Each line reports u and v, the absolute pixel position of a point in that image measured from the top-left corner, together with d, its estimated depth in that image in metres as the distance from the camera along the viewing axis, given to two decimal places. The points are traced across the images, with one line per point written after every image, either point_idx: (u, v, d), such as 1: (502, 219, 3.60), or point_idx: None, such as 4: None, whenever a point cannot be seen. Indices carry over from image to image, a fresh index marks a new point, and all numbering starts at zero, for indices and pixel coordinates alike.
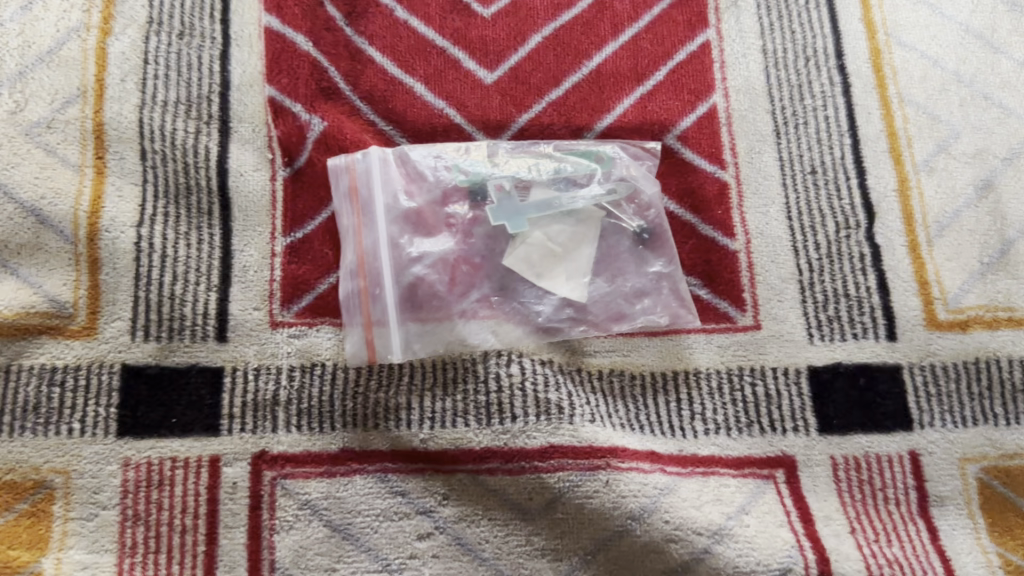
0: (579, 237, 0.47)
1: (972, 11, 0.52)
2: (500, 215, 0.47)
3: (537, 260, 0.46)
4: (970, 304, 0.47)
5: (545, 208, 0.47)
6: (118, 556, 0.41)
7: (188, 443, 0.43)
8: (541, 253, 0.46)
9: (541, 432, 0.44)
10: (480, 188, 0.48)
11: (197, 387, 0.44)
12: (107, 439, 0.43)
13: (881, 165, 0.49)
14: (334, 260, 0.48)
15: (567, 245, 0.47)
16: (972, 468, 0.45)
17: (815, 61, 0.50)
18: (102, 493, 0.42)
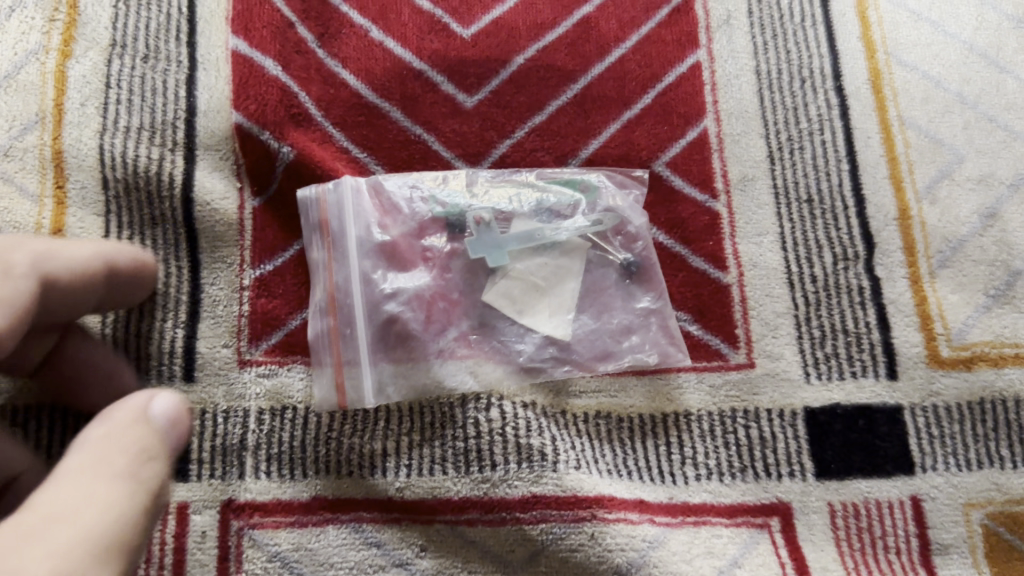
0: (562, 271, 0.45)
1: (976, 28, 0.50)
2: (479, 250, 0.45)
3: (518, 295, 0.44)
4: (975, 340, 0.45)
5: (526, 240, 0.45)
6: None
7: None
8: (523, 287, 0.44)
9: (522, 481, 0.42)
10: (458, 220, 0.45)
11: None
12: None
13: (881, 192, 0.46)
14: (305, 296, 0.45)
15: (550, 279, 0.45)
16: (976, 514, 0.43)
17: (811, 82, 0.48)
18: None
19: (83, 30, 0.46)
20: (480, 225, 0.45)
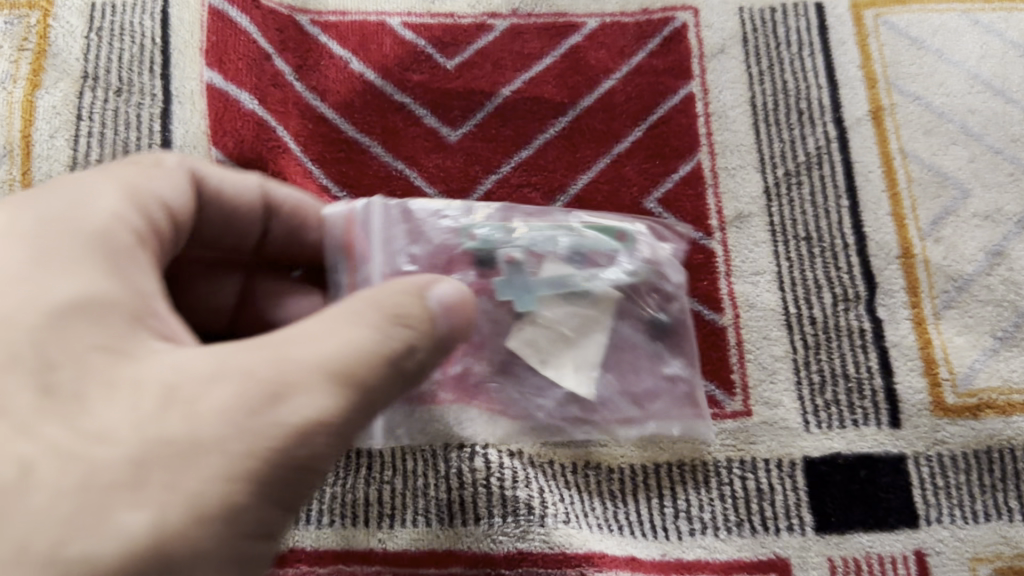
0: (590, 322, 0.41)
1: (981, 56, 0.48)
2: (510, 292, 0.41)
3: (544, 345, 0.41)
4: (982, 386, 0.43)
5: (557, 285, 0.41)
6: None
7: None
8: (549, 338, 0.41)
9: (508, 536, 0.40)
10: (490, 256, 0.41)
11: None
12: None
13: (883, 228, 0.44)
14: None
15: (578, 329, 0.41)
16: (984, 569, 0.41)
17: (809, 114, 0.46)
18: None
19: (54, 61, 0.45)
20: (512, 265, 0.41)
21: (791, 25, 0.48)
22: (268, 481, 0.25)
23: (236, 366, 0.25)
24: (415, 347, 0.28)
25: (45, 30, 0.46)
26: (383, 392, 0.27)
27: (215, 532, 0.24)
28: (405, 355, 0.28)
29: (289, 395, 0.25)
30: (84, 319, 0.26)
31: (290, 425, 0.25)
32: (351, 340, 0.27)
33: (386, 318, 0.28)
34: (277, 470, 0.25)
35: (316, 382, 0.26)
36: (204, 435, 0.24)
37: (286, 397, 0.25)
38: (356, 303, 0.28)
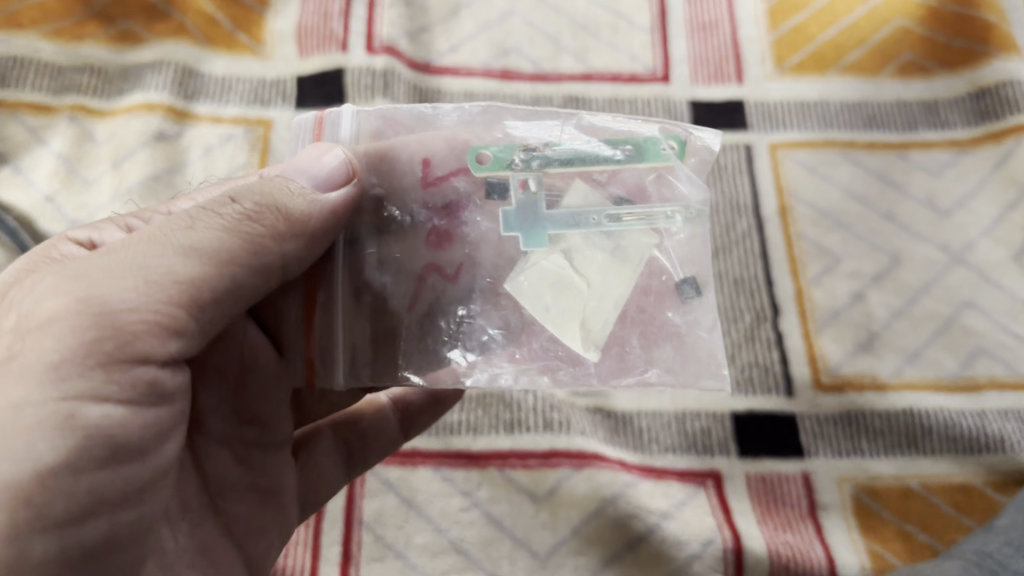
0: (606, 271, 0.48)
1: (852, 179, 0.73)
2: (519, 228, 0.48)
3: (548, 288, 0.48)
4: (847, 373, 0.67)
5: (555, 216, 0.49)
6: None
7: None
8: (552, 279, 0.48)
9: (546, 441, 0.64)
10: (500, 187, 0.49)
11: None
12: None
13: (785, 278, 0.70)
14: None
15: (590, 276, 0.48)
16: (847, 485, 0.63)
17: (740, 210, 0.73)
18: None
19: (273, 158, 0.72)
20: (523, 195, 0.49)
21: (730, 156, 0.75)
22: (99, 324, 0.35)
23: (80, 260, 0.38)
24: (237, 212, 0.40)
25: (266, 138, 0.73)
26: (226, 249, 0.38)
27: (53, 364, 0.34)
28: (243, 215, 0.40)
29: (103, 270, 0.36)
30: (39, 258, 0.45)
31: (100, 282, 0.36)
32: (166, 226, 0.38)
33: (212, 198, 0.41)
34: (114, 308, 0.35)
35: (132, 252, 0.37)
36: (42, 310, 0.36)
37: (93, 270, 0.36)
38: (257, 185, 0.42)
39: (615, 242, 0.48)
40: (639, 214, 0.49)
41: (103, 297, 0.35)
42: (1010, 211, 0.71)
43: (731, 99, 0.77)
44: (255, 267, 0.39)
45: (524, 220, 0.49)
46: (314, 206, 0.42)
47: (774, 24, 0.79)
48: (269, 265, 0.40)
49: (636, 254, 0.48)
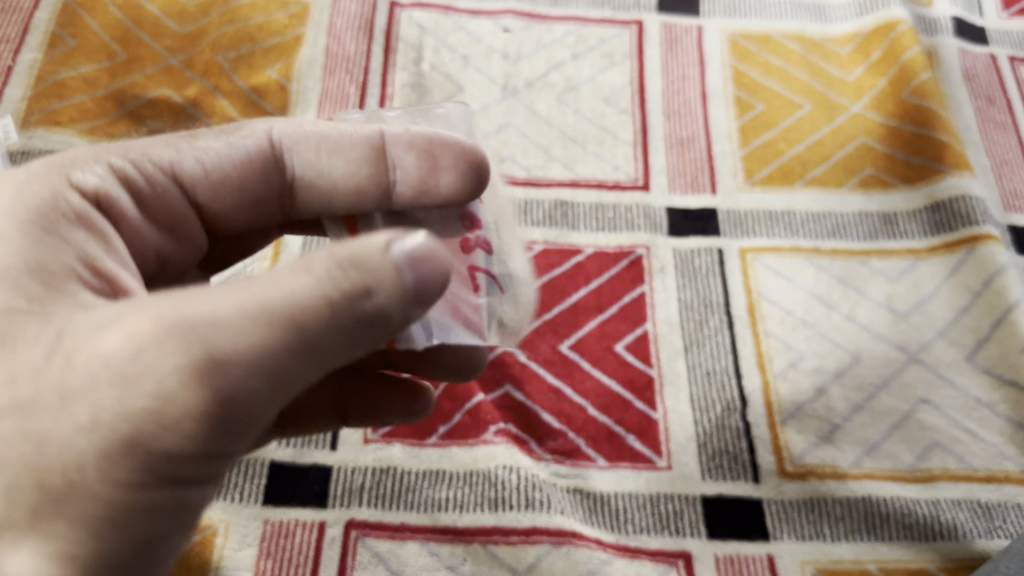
0: None
1: (816, 281, 0.79)
2: None
3: None
4: (809, 461, 0.71)
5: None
6: (258, 551, 0.66)
7: (308, 511, 0.68)
8: None
9: (527, 518, 0.68)
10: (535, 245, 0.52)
11: (314, 480, 0.70)
12: (255, 503, 0.68)
13: (752, 372, 0.75)
14: None
15: None
16: (809, 568, 0.67)
17: (712, 308, 0.78)
18: (249, 536, 0.67)
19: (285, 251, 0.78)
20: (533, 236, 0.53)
21: (703, 258, 0.81)
22: (225, 431, 0.37)
23: (198, 317, 0.36)
24: (363, 308, 0.38)
25: None
26: (329, 345, 0.38)
27: (175, 464, 0.36)
28: (365, 315, 0.38)
29: (240, 360, 0.36)
30: (59, 227, 0.44)
31: (234, 378, 0.36)
32: (302, 304, 0.36)
33: (347, 272, 0.37)
34: (235, 411, 0.36)
35: (256, 335, 0.36)
36: (172, 391, 0.35)
37: (229, 355, 0.36)
38: (360, 148, 0.52)
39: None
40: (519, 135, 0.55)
41: (230, 399, 0.36)
42: (962, 314, 0.77)
43: (707, 207, 0.83)
44: (334, 339, 0.38)
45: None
46: (401, 298, 0.38)
47: (746, 139, 0.86)
48: (358, 349, 0.39)
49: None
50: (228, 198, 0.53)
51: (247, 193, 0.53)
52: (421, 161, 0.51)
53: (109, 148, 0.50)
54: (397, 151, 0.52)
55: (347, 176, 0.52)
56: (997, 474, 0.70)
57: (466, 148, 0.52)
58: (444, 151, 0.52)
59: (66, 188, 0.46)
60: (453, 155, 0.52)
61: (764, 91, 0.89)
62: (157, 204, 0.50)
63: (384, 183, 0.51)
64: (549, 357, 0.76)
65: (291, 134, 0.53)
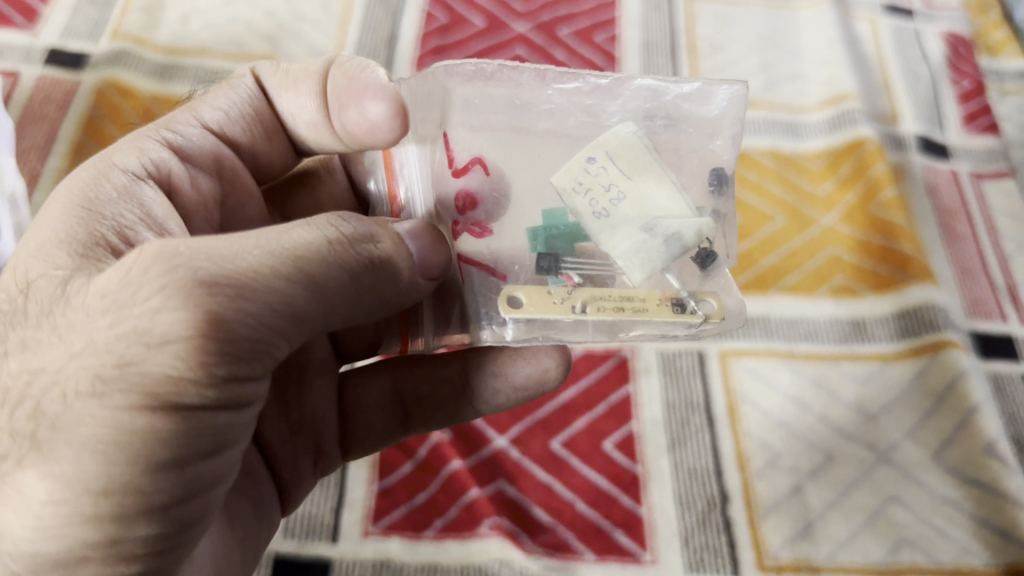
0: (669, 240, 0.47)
1: (792, 382, 0.84)
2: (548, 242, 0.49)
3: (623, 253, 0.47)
4: (786, 557, 0.75)
5: (586, 264, 0.49)
6: None
7: None
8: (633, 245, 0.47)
9: None
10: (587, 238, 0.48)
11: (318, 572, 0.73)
12: None
13: (732, 471, 0.80)
14: (405, 498, 0.77)
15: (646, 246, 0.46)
16: None
17: (694, 408, 0.83)
18: None
19: None
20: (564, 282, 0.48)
21: (686, 361, 0.86)
22: (232, 357, 0.37)
23: (191, 244, 0.38)
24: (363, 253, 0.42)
25: None
26: (333, 283, 0.40)
27: (179, 389, 0.36)
28: (367, 261, 0.42)
29: (231, 282, 0.37)
30: (103, 204, 0.45)
31: (228, 300, 0.37)
32: (297, 241, 0.39)
33: (345, 224, 0.42)
34: (238, 335, 0.37)
35: (259, 262, 0.38)
36: (160, 312, 0.36)
37: (221, 277, 0.37)
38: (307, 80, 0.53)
39: (663, 233, 0.46)
40: (713, 325, 0.47)
41: (231, 322, 0.37)
42: (928, 417, 0.81)
43: None
44: (333, 277, 0.40)
45: (548, 223, 0.50)
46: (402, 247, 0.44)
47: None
48: (362, 299, 0.42)
49: (692, 237, 0.47)
50: (252, 130, 0.55)
51: (258, 124, 0.55)
52: (332, 91, 0.50)
53: (139, 130, 0.52)
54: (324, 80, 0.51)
55: (302, 110, 0.54)
56: (963, 568, 0.73)
57: (369, 89, 0.47)
58: (351, 91, 0.49)
59: (110, 167, 0.48)
60: (354, 99, 0.48)
61: (741, 203, 0.95)
62: (196, 154, 0.52)
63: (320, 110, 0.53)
64: (541, 455, 0.80)
65: (269, 71, 0.55)
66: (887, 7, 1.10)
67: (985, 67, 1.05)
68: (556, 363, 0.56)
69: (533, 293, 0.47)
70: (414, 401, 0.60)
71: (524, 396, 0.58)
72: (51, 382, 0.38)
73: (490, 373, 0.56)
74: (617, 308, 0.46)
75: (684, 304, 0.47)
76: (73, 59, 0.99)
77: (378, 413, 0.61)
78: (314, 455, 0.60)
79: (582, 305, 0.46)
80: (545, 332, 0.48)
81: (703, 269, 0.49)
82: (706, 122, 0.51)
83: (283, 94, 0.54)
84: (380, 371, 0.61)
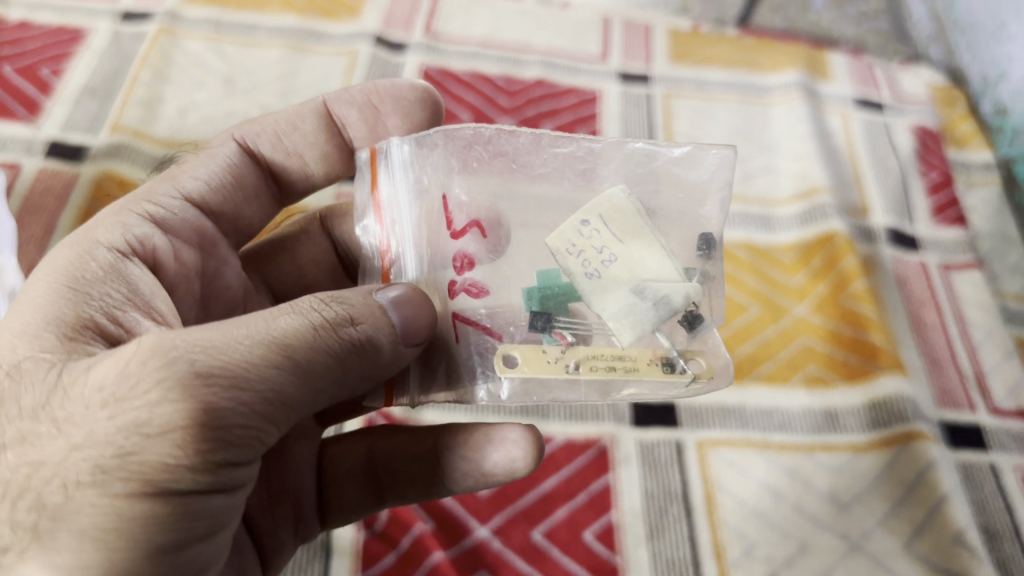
0: (660, 301, 0.47)
1: (767, 472, 0.84)
2: (541, 301, 0.50)
3: (615, 309, 0.47)
4: None
5: (578, 323, 0.49)
6: None
7: None
8: (625, 303, 0.47)
9: None
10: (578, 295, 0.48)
11: None
12: None
13: (708, 563, 0.79)
14: None
15: (637, 305, 0.47)
16: None
17: (672, 498, 0.83)
18: None
19: None
20: (556, 339, 0.49)
21: (665, 451, 0.86)
22: (226, 444, 0.38)
23: (187, 336, 0.39)
24: (350, 336, 0.42)
25: None
26: (322, 369, 0.41)
27: (175, 476, 0.37)
28: (353, 344, 0.42)
29: (226, 373, 0.38)
30: (91, 283, 0.45)
31: (223, 392, 0.38)
32: (287, 327, 0.40)
33: (333, 308, 0.42)
34: (231, 423, 0.38)
35: (252, 353, 0.39)
36: (158, 404, 0.37)
37: (215, 369, 0.38)
38: (310, 119, 0.60)
39: (652, 296, 0.47)
40: (701, 385, 0.49)
41: (224, 412, 0.38)
42: (899, 506, 0.81)
43: (664, 404, 0.89)
44: (321, 363, 0.41)
45: (544, 284, 0.50)
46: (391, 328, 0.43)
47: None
48: (350, 381, 0.43)
49: (681, 301, 0.47)
50: (235, 196, 0.58)
51: (241, 187, 0.58)
52: (364, 113, 0.60)
53: (119, 204, 0.52)
54: (341, 110, 0.60)
55: (312, 146, 0.61)
56: None
57: (406, 90, 0.60)
58: (385, 99, 0.60)
59: (94, 244, 0.47)
60: (392, 103, 0.60)
61: None
62: (177, 226, 0.53)
63: (343, 140, 0.61)
64: (523, 546, 0.79)
65: (252, 133, 0.59)
66: (858, 101, 1.10)
67: (953, 158, 1.05)
68: (525, 451, 0.48)
69: (528, 352, 0.48)
70: (387, 477, 0.55)
71: (499, 480, 0.50)
72: (51, 474, 0.38)
73: (460, 453, 0.50)
74: (609, 368, 0.48)
75: (674, 364, 0.49)
76: (74, 151, 0.93)
77: (355, 485, 0.56)
78: (296, 523, 0.56)
79: (575, 364, 0.48)
80: (538, 391, 0.49)
81: (689, 330, 0.50)
82: (696, 187, 0.52)
83: (283, 144, 0.60)
84: (360, 439, 0.57)
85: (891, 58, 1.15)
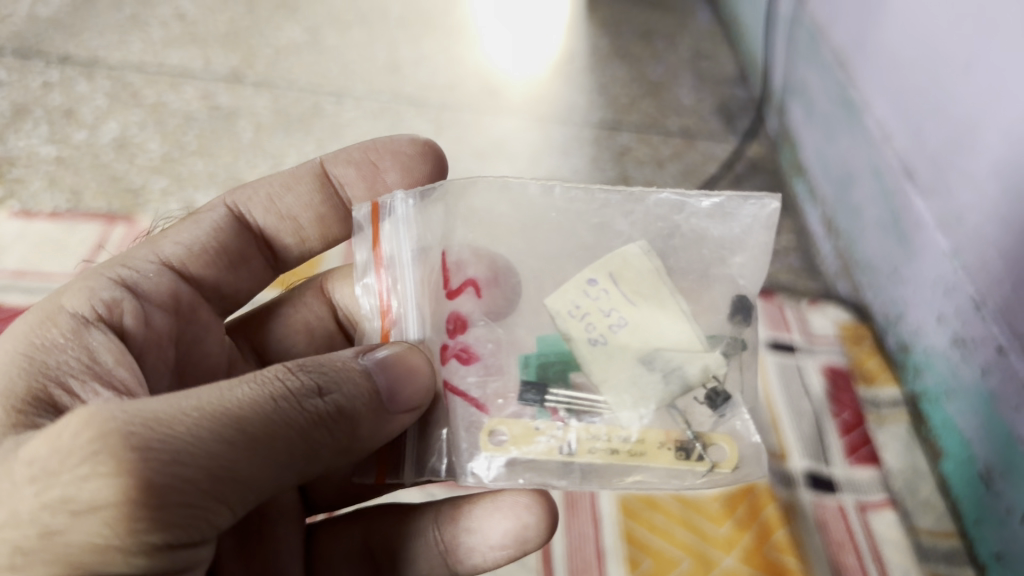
0: (670, 375, 0.54)
1: None
2: (548, 368, 0.56)
3: (628, 377, 0.54)
4: None
5: (575, 400, 0.54)
6: None
7: None
8: (635, 372, 0.54)
9: None
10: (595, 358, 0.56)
11: None
12: None
13: None
14: None
15: (649, 376, 0.54)
16: None
17: None
18: None
19: None
20: (551, 412, 0.54)
21: None
22: (164, 522, 0.40)
23: (125, 407, 0.40)
24: (313, 407, 0.45)
25: None
26: (274, 442, 0.43)
27: (103, 551, 0.39)
28: (314, 415, 0.45)
29: (165, 449, 0.39)
30: (49, 355, 0.51)
31: (160, 466, 0.39)
32: (240, 399, 0.42)
33: (298, 379, 0.45)
34: (170, 498, 0.39)
35: (199, 428, 0.40)
36: (85, 480, 0.38)
37: (155, 444, 0.39)
38: (308, 181, 0.69)
39: (662, 367, 0.54)
40: (722, 475, 0.53)
41: (164, 485, 0.39)
42: None
43: None
44: (271, 438, 0.43)
45: (543, 352, 0.57)
46: (356, 391, 0.47)
47: None
48: (308, 458, 0.45)
49: (693, 372, 0.55)
50: (221, 262, 0.67)
51: (226, 253, 0.67)
52: (361, 171, 0.68)
53: (96, 268, 0.59)
54: (338, 170, 0.69)
55: (305, 208, 0.70)
56: None
57: (405, 147, 0.68)
58: (384, 156, 0.68)
59: (59, 310, 0.54)
60: (391, 158, 0.68)
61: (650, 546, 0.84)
62: (150, 285, 0.60)
63: (340, 201, 0.70)
64: None
65: (243, 198, 0.69)
66: (770, 343, 1.02)
67: (862, 396, 0.95)
68: (536, 518, 0.55)
69: (519, 431, 0.54)
70: (382, 559, 0.64)
71: (507, 556, 0.58)
72: None
73: (468, 529, 0.58)
74: (610, 450, 0.53)
75: (690, 450, 0.53)
76: None
77: (347, 566, 0.65)
78: None
79: (571, 446, 0.53)
80: (526, 472, 0.53)
81: (712, 410, 0.55)
82: (731, 242, 0.58)
83: (276, 207, 0.70)
84: (351, 528, 0.65)
85: (801, 297, 1.07)
